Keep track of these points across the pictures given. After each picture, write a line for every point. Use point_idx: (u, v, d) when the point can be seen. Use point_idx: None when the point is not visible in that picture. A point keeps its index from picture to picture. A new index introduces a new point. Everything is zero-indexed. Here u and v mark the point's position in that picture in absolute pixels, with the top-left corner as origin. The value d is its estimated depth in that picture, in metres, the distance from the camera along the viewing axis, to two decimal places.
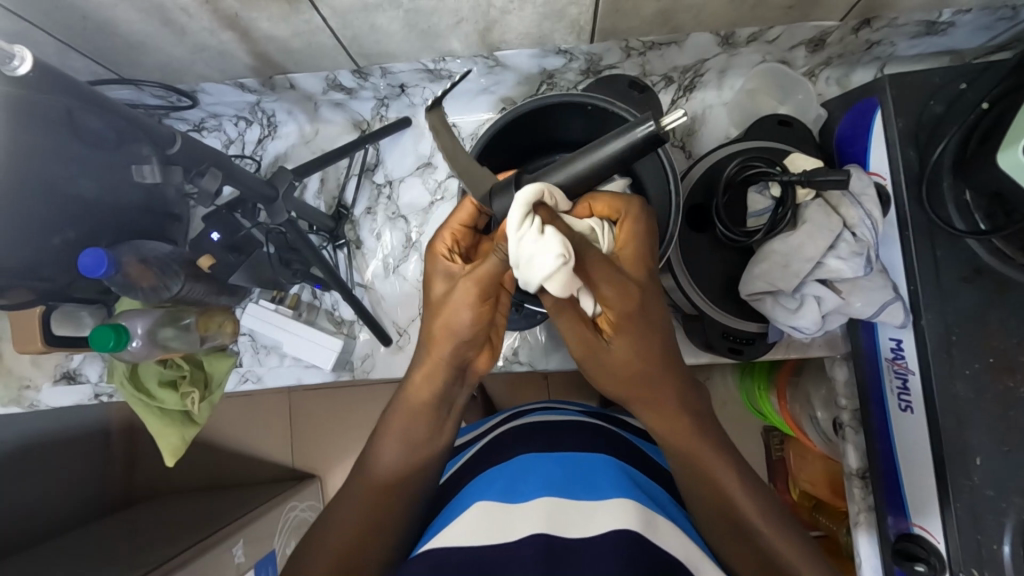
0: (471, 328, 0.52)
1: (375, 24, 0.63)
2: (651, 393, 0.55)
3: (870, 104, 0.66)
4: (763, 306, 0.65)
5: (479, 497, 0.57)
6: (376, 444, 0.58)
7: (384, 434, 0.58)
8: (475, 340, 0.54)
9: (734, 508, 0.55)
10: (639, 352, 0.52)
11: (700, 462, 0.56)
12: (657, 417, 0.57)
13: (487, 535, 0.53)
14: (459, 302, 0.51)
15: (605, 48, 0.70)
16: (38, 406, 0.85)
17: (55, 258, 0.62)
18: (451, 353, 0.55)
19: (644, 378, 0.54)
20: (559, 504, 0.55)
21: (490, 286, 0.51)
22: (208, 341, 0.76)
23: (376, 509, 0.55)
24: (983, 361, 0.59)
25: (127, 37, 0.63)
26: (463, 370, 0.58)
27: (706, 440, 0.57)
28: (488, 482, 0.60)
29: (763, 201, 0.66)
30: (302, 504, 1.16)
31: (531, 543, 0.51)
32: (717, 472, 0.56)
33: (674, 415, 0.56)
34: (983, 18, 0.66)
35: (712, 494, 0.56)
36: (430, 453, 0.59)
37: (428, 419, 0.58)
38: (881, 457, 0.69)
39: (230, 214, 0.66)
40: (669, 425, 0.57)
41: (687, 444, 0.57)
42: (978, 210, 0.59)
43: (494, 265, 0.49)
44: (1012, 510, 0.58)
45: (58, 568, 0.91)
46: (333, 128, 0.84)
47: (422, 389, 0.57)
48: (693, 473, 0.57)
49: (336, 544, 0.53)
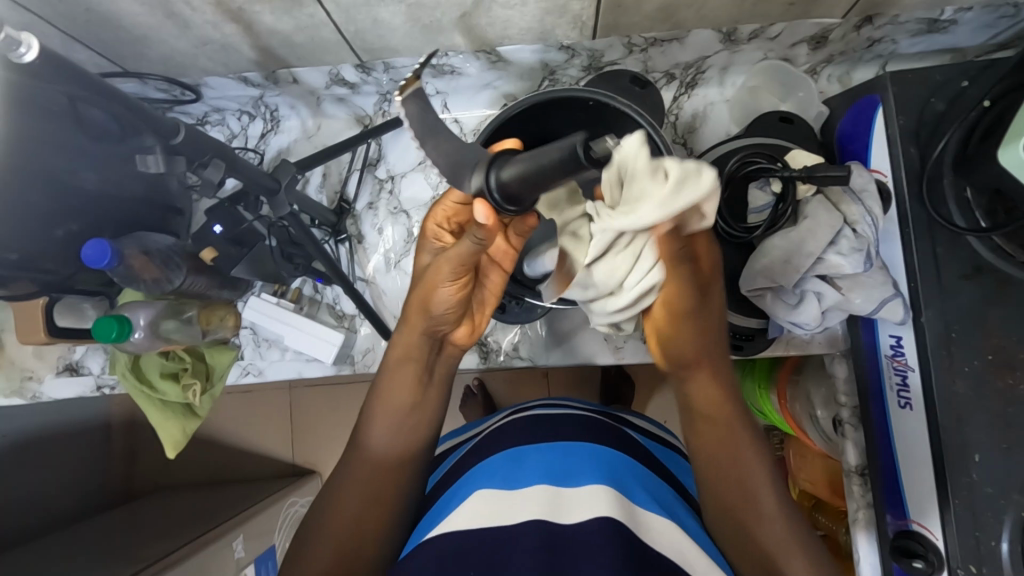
0: (449, 305, 0.55)
1: (378, 19, 0.63)
2: (705, 355, 0.57)
3: (870, 102, 0.66)
4: (764, 301, 0.66)
5: (477, 487, 0.58)
6: (366, 416, 0.60)
7: (372, 408, 0.59)
8: (449, 319, 0.57)
9: (749, 508, 0.56)
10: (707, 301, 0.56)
11: (727, 453, 0.57)
12: (707, 388, 0.58)
13: (487, 527, 0.53)
14: (435, 280, 0.53)
15: (607, 44, 0.70)
16: (40, 398, 0.85)
17: (58, 249, 0.62)
18: (427, 327, 0.58)
19: (700, 337, 0.57)
20: (551, 492, 0.57)
21: (465, 269, 0.52)
22: (210, 334, 0.76)
23: (368, 487, 0.57)
24: (983, 359, 0.59)
25: (131, 29, 0.63)
26: (440, 340, 0.60)
27: (739, 437, 0.57)
28: (486, 472, 0.60)
29: (763, 197, 0.67)
30: (301, 500, 1.17)
31: (529, 531, 0.52)
32: (744, 465, 0.56)
33: (721, 386, 0.58)
34: (984, 16, 0.67)
35: (734, 491, 0.57)
36: (416, 425, 0.60)
37: (411, 387, 0.59)
38: (880, 453, 0.69)
39: (233, 207, 0.65)
40: (711, 398, 0.58)
41: (718, 424, 0.58)
42: (978, 208, 0.60)
43: (466, 251, 0.50)
44: (1011, 507, 0.58)
45: (59, 561, 0.91)
46: (336, 123, 0.85)
47: (402, 363, 0.59)
48: (716, 459, 0.58)
49: (333, 525, 0.55)
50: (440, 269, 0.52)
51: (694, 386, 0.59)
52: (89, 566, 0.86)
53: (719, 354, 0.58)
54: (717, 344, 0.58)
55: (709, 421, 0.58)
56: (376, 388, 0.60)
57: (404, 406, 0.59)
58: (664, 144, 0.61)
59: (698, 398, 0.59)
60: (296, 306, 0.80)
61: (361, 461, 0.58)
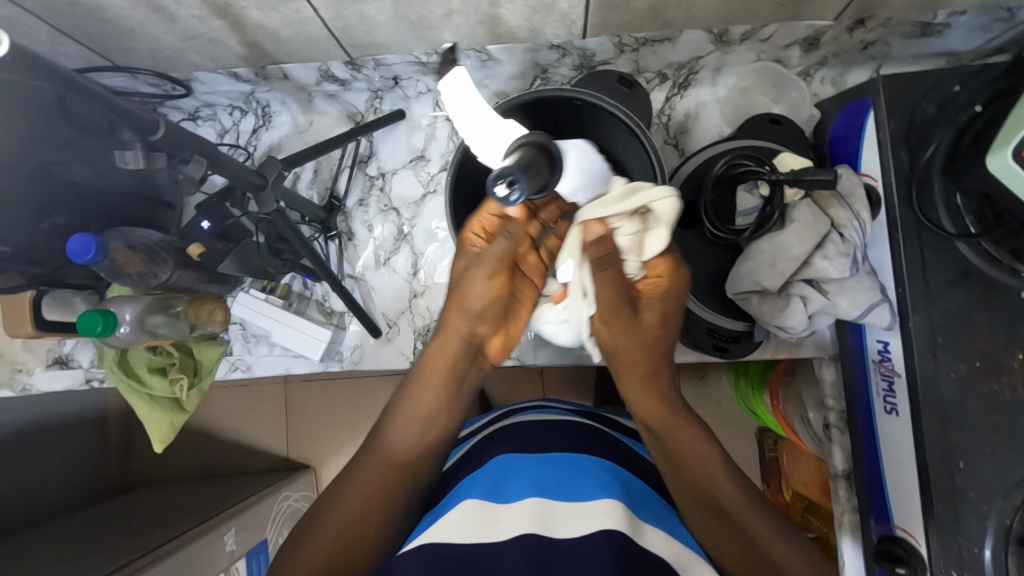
0: (485, 302, 0.58)
1: (365, 15, 0.63)
2: (649, 368, 0.62)
3: (863, 105, 0.65)
4: (750, 305, 0.66)
5: (466, 495, 0.58)
6: (388, 418, 0.61)
7: (394, 416, 0.60)
8: (486, 317, 0.59)
9: (716, 506, 0.58)
10: (655, 325, 0.60)
11: (688, 459, 0.60)
12: (641, 396, 0.62)
13: (478, 534, 0.54)
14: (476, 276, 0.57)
15: (599, 43, 0.70)
16: (29, 390, 0.85)
17: (45, 242, 0.63)
18: (464, 327, 0.60)
19: (640, 354, 0.61)
20: (545, 505, 0.57)
21: (506, 265, 0.57)
22: (198, 329, 0.76)
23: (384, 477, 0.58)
24: (969, 364, 0.59)
25: (117, 23, 0.63)
26: (478, 348, 0.61)
27: (689, 435, 0.61)
28: (472, 481, 0.60)
29: (751, 200, 0.66)
30: (296, 494, 1.16)
31: (514, 546, 0.52)
32: (702, 464, 0.60)
33: (664, 391, 0.62)
34: (978, 19, 0.66)
35: (696, 490, 0.59)
36: (438, 426, 0.60)
37: (440, 395, 0.60)
38: (865, 458, 0.70)
39: (221, 204, 0.64)
40: (650, 403, 0.62)
41: (672, 431, 0.61)
42: (968, 214, 0.59)
43: (505, 243, 0.55)
44: (995, 513, 0.57)
45: (51, 551, 0.92)
46: (327, 120, 0.85)
47: (438, 365, 0.60)
48: (674, 462, 0.61)
49: (344, 508, 0.56)
50: (481, 267, 0.56)
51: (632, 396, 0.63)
52: (80, 556, 0.86)
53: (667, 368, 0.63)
54: (665, 368, 0.63)
55: (658, 429, 0.62)
56: (402, 397, 0.61)
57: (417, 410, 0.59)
58: (651, 146, 0.60)
59: (638, 405, 0.63)
60: (286, 303, 0.79)
61: (366, 466, 0.58)
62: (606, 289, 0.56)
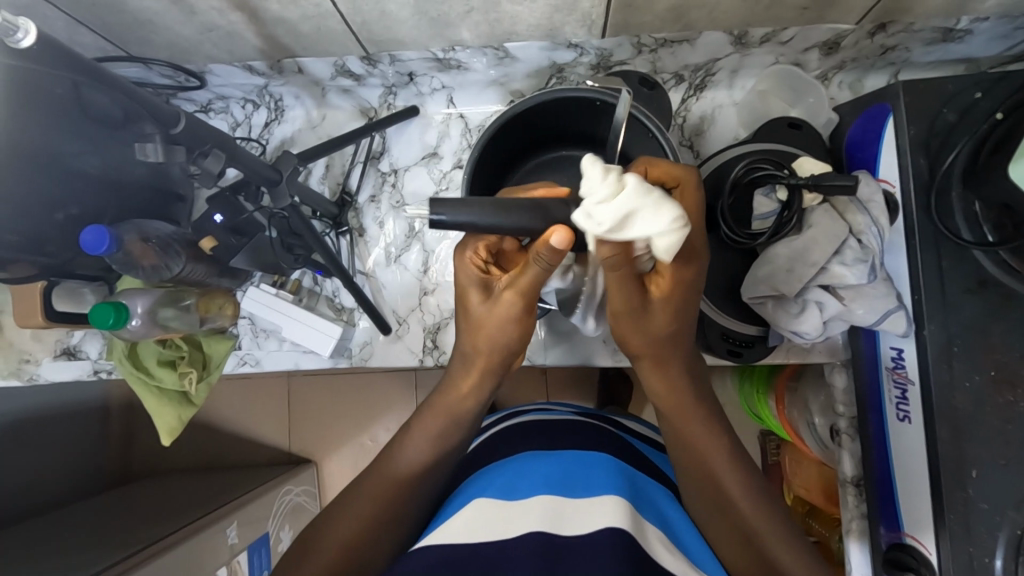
0: (516, 339, 0.54)
1: (385, 11, 0.62)
2: (666, 361, 0.57)
3: (882, 110, 0.65)
4: (765, 310, 0.65)
5: (478, 494, 0.59)
6: (400, 437, 0.60)
7: (405, 439, 0.59)
8: (518, 351, 0.56)
9: (732, 514, 0.57)
10: (674, 327, 0.55)
11: (697, 456, 0.59)
12: (661, 383, 0.59)
13: (490, 531, 0.54)
14: (502, 316, 0.52)
15: (617, 43, 0.70)
16: (36, 380, 0.85)
17: (56, 233, 0.62)
18: (494, 364, 0.57)
19: (665, 350, 0.56)
20: (554, 502, 0.57)
21: (531, 296, 0.52)
22: (208, 322, 0.75)
23: (396, 473, 0.58)
24: (983, 375, 0.59)
25: (135, 14, 0.63)
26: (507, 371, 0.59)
27: (706, 435, 0.59)
28: (488, 479, 0.61)
29: (769, 204, 0.65)
30: (296, 489, 1.15)
31: (523, 543, 0.52)
32: (717, 471, 0.59)
33: (675, 377, 0.58)
34: (999, 27, 0.66)
35: (712, 494, 0.59)
36: (451, 445, 0.60)
37: (459, 423, 0.59)
38: (877, 465, 0.69)
39: (234, 197, 0.65)
40: (664, 391, 0.59)
41: (685, 418, 0.59)
42: (986, 222, 0.59)
43: (537, 276, 0.49)
44: (1007, 524, 0.57)
45: (52, 542, 0.91)
46: (340, 114, 0.84)
47: (464, 397, 0.59)
48: (686, 453, 0.60)
49: (355, 509, 0.56)
50: (507, 301, 0.51)
51: (647, 378, 0.59)
52: (81, 548, 0.86)
53: (682, 364, 0.58)
54: (683, 355, 0.58)
55: (681, 435, 0.60)
56: (416, 419, 0.60)
57: (439, 431, 0.59)
58: (672, 147, 0.60)
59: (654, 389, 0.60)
60: (296, 298, 0.79)
61: (380, 477, 0.58)
62: (620, 297, 0.51)
